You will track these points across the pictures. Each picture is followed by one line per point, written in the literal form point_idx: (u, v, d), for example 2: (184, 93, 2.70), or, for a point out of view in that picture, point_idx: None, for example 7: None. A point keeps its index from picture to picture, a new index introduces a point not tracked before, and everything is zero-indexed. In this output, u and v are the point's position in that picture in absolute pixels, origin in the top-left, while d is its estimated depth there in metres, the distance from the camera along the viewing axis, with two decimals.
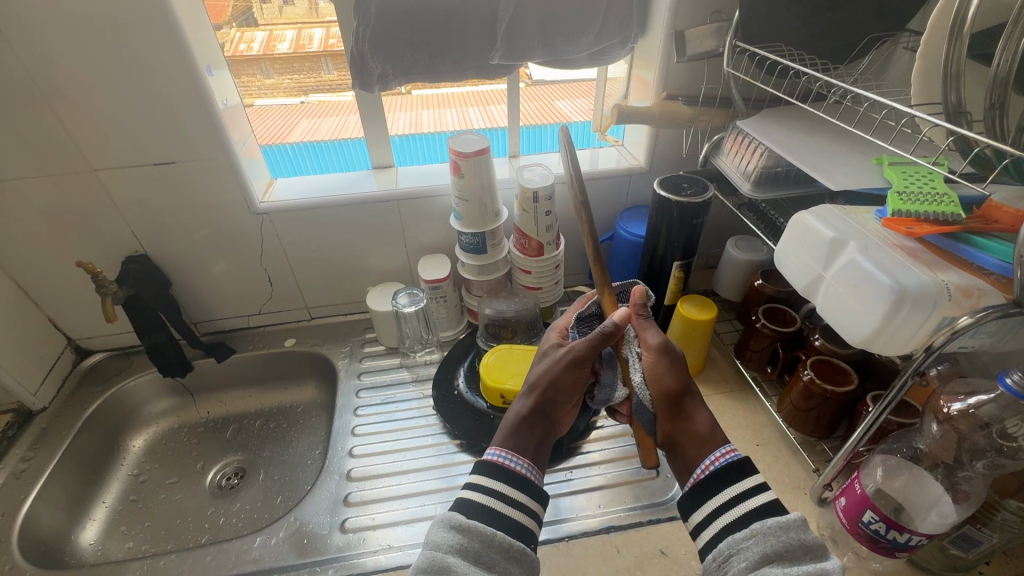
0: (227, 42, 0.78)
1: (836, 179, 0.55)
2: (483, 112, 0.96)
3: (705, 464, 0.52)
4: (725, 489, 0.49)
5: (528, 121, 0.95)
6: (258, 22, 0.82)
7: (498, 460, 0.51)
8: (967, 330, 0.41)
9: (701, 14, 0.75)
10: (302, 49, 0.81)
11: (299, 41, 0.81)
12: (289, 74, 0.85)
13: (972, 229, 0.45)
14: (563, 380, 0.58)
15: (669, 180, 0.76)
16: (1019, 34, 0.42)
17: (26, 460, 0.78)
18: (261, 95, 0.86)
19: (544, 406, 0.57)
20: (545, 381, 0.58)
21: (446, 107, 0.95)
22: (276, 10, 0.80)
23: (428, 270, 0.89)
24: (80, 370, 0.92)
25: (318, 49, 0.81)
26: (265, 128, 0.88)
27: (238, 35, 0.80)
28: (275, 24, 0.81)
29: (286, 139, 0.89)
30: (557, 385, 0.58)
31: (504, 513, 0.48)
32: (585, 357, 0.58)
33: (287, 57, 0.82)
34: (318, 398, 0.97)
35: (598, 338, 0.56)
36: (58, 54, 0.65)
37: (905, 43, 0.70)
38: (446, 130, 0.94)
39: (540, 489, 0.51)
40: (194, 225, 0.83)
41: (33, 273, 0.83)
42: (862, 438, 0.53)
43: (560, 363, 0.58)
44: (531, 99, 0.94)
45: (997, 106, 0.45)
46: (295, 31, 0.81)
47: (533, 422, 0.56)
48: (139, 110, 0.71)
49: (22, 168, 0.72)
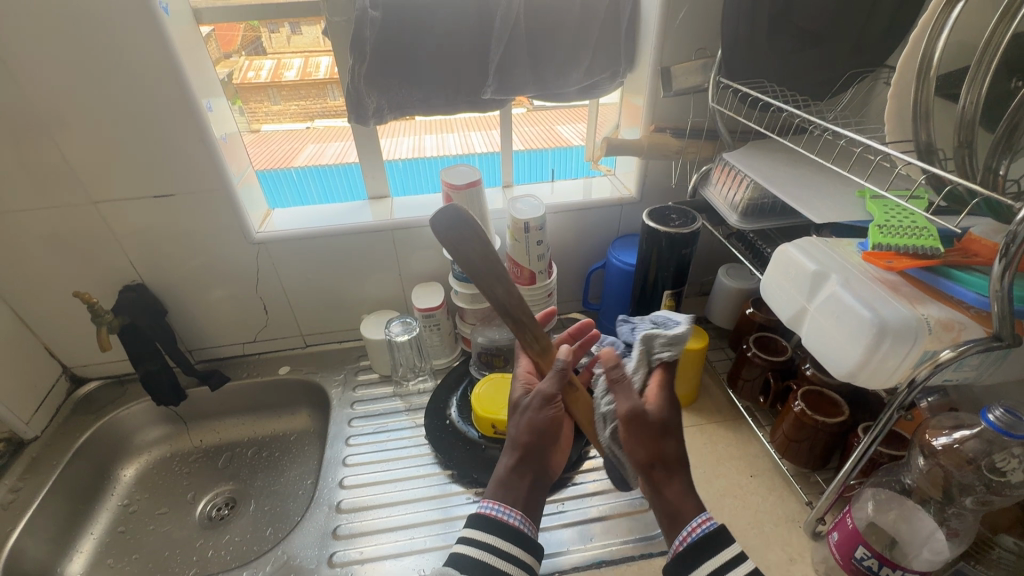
0: (235, 71, 0.82)
1: (819, 211, 0.56)
2: (485, 137, 0.95)
3: (687, 530, 0.51)
4: (705, 562, 0.48)
5: (529, 146, 0.97)
6: (266, 51, 0.84)
7: (491, 513, 0.51)
8: (949, 363, 0.41)
9: (687, 50, 0.77)
10: (308, 77, 0.84)
11: (305, 70, 0.84)
12: (295, 101, 0.87)
13: (952, 263, 0.46)
14: (545, 426, 0.56)
15: (657, 211, 0.77)
16: (982, 78, 0.45)
17: (15, 490, 0.78)
18: (267, 121, 0.89)
19: (531, 455, 0.55)
20: (529, 434, 0.56)
21: (448, 130, 0.95)
22: (283, 39, 0.81)
23: (422, 299, 0.90)
24: (75, 398, 0.92)
25: (324, 77, 0.83)
26: (268, 154, 0.91)
27: (247, 63, 0.84)
28: (282, 53, 0.83)
29: (290, 164, 0.90)
30: (536, 432, 0.56)
31: (497, 568, 0.48)
32: (554, 392, 0.57)
33: (293, 84, 0.84)
34: (312, 426, 0.97)
35: (557, 380, 0.57)
36: (62, 91, 0.67)
37: (885, 79, 0.72)
38: (449, 154, 0.94)
39: (533, 541, 0.50)
40: (192, 254, 0.84)
41: (32, 303, 0.84)
42: (854, 471, 0.52)
43: (532, 406, 0.57)
44: (533, 125, 0.97)
45: (965, 145, 0.47)
46: (302, 59, 0.84)
47: (522, 472, 0.54)
48: (141, 145, 0.73)
49: (26, 201, 0.74)
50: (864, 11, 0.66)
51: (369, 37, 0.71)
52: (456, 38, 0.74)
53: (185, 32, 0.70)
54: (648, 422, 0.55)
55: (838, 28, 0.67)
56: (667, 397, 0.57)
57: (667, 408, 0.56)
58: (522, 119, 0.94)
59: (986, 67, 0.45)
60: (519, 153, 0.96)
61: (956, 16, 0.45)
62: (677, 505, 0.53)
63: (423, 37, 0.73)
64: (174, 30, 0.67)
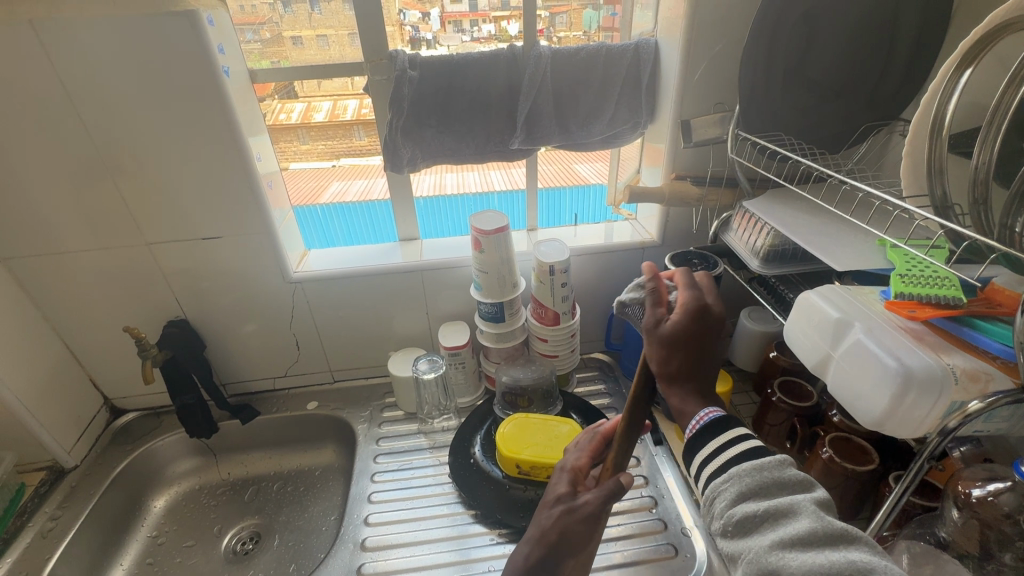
0: (269, 113, 0.85)
1: (840, 259, 0.58)
2: (504, 175, 0.97)
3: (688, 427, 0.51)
4: (704, 445, 0.49)
5: (547, 184, 0.99)
6: (298, 95, 0.86)
7: None
8: (979, 414, 0.42)
9: (706, 104, 0.81)
10: (336, 118, 0.87)
11: (334, 112, 0.86)
12: (322, 141, 0.90)
13: (975, 312, 0.46)
14: (578, 536, 0.55)
15: (679, 256, 0.80)
16: (992, 139, 0.49)
17: (54, 518, 0.81)
18: (296, 159, 0.91)
19: (549, 560, 0.54)
20: (558, 537, 0.54)
21: (469, 169, 0.95)
22: (314, 84, 0.84)
23: (449, 337, 0.92)
24: (113, 429, 0.96)
25: (352, 118, 0.86)
26: (299, 191, 0.94)
27: (279, 106, 0.86)
28: (312, 97, 0.85)
29: (318, 200, 0.95)
30: (566, 536, 0.54)
31: None
32: (598, 510, 0.55)
33: (321, 125, 0.87)
34: (337, 462, 0.98)
35: (607, 493, 0.56)
36: (129, 142, 0.74)
37: (901, 131, 0.75)
38: (468, 193, 0.97)
39: None
40: (233, 291, 0.89)
41: (82, 336, 0.89)
42: (888, 520, 0.50)
43: (573, 515, 0.55)
44: (551, 164, 0.97)
45: (981, 201, 0.50)
46: (331, 103, 0.86)
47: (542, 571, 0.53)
48: (196, 192, 0.79)
49: (87, 242, 0.80)
50: (875, 69, 0.69)
51: (406, 94, 0.77)
52: (488, 92, 0.79)
53: (242, 89, 0.77)
54: (659, 335, 0.52)
55: (850, 85, 0.71)
56: (692, 316, 0.52)
57: (689, 321, 0.51)
58: (541, 158, 0.94)
59: (996, 130, 0.48)
60: (541, 190, 0.99)
61: (965, 81, 0.48)
62: (678, 407, 0.52)
63: (457, 92, 0.78)
64: (233, 89, 0.73)
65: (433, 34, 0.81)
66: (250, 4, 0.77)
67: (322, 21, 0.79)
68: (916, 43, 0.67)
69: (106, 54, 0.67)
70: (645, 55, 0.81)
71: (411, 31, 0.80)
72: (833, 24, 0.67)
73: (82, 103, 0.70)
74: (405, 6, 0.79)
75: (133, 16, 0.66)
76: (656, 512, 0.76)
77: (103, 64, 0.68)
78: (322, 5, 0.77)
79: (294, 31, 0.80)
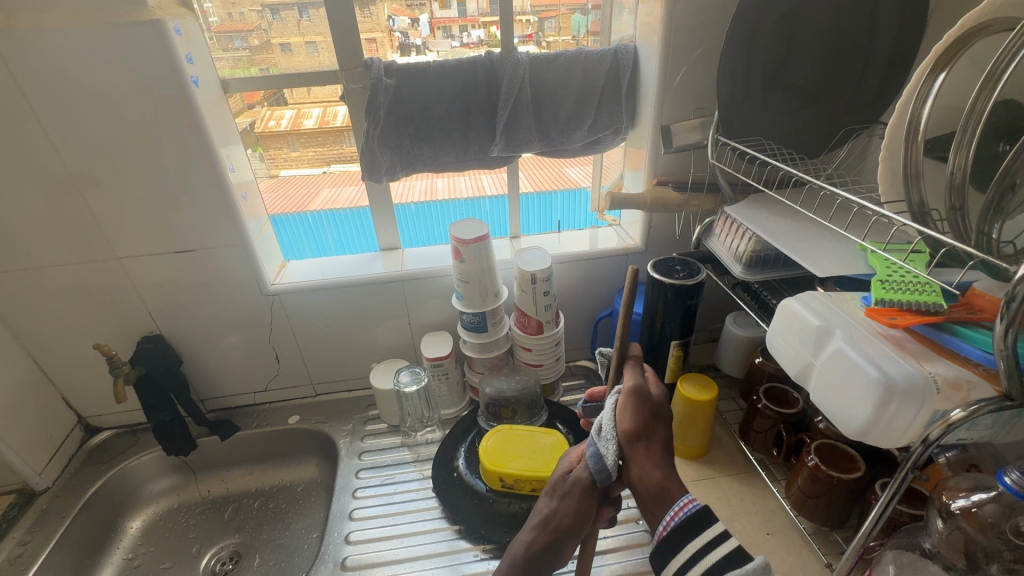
0: (257, 121, 0.84)
1: (821, 265, 0.57)
2: (495, 179, 0.96)
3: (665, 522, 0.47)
4: (686, 546, 0.45)
5: (540, 187, 0.97)
6: (287, 102, 0.84)
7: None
8: (961, 423, 0.40)
9: (686, 110, 0.81)
10: (327, 125, 0.85)
11: (324, 118, 0.85)
12: (313, 147, 0.88)
13: (956, 318, 0.45)
14: (580, 513, 0.56)
15: (661, 262, 0.77)
16: (966, 142, 0.49)
17: (22, 544, 0.78)
18: (286, 166, 0.90)
19: (552, 546, 0.57)
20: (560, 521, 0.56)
21: (460, 174, 0.93)
22: (303, 90, 0.82)
23: (431, 348, 0.91)
24: (88, 448, 0.93)
25: (342, 125, 0.85)
26: (288, 198, 0.92)
27: (269, 112, 0.85)
28: (302, 104, 0.84)
29: (307, 208, 0.92)
30: (569, 520, 0.56)
31: None
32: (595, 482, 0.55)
33: (312, 132, 0.85)
34: (320, 477, 0.96)
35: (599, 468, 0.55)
36: (95, 153, 0.72)
37: (879, 135, 0.75)
38: (460, 198, 0.95)
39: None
40: (208, 303, 0.87)
41: (52, 354, 0.86)
42: (874, 531, 0.49)
43: (572, 493, 0.56)
44: (543, 168, 0.95)
45: (958, 207, 0.50)
46: (320, 109, 0.84)
47: (545, 556, 0.56)
48: (167, 204, 0.77)
49: (56, 257, 0.78)
50: (854, 74, 0.69)
51: (383, 102, 0.75)
52: (466, 97, 0.78)
53: (213, 99, 0.75)
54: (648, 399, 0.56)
55: (830, 89, 0.71)
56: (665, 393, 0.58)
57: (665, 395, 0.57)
58: (531, 163, 0.94)
59: (970, 133, 0.48)
60: (525, 196, 0.98)
61: (939, 85, 0.48)
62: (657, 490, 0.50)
63: (435, 100, 0.77)
64: (204, 100, 0.72)
65: (423, 39, 0.80)
66: (238, 11, 0.76)
67: (312, 28, 0.77)
68: (893, 47, 0.67)
69: (70, 65, 0.65)
70: (624, 61, 0.81)
71: (400, 37, 0.79)
72: (812, 27, 0.67)
73: (45, 115, 0.68)
74: (394, 12, 0.78)
75: (99, 28, 0.64)
76: (643, 523, 0.75)
77: (68, 76, 0.66)
78: (311, 11, 0.75)
79: (282, 38, 0.78)
